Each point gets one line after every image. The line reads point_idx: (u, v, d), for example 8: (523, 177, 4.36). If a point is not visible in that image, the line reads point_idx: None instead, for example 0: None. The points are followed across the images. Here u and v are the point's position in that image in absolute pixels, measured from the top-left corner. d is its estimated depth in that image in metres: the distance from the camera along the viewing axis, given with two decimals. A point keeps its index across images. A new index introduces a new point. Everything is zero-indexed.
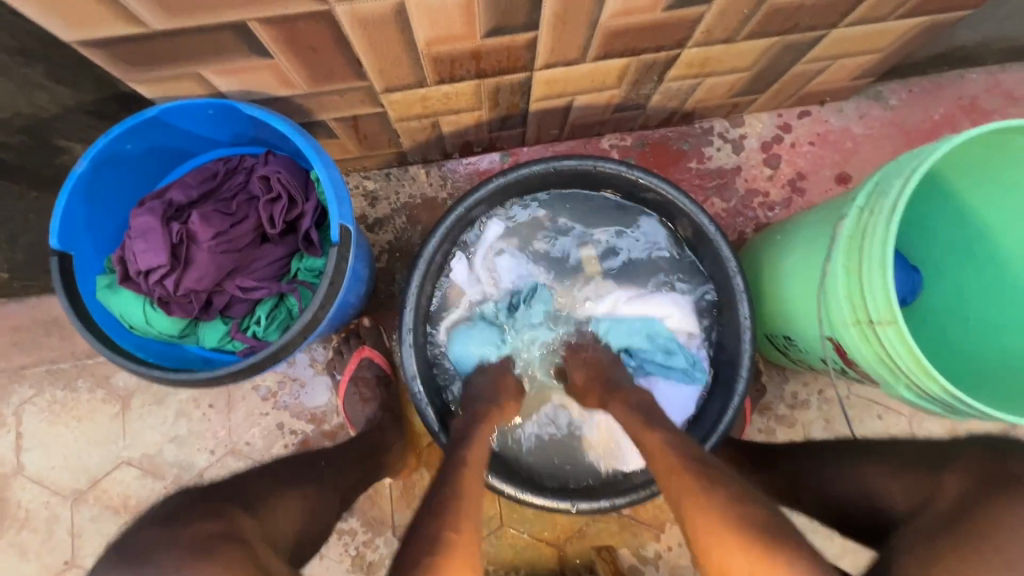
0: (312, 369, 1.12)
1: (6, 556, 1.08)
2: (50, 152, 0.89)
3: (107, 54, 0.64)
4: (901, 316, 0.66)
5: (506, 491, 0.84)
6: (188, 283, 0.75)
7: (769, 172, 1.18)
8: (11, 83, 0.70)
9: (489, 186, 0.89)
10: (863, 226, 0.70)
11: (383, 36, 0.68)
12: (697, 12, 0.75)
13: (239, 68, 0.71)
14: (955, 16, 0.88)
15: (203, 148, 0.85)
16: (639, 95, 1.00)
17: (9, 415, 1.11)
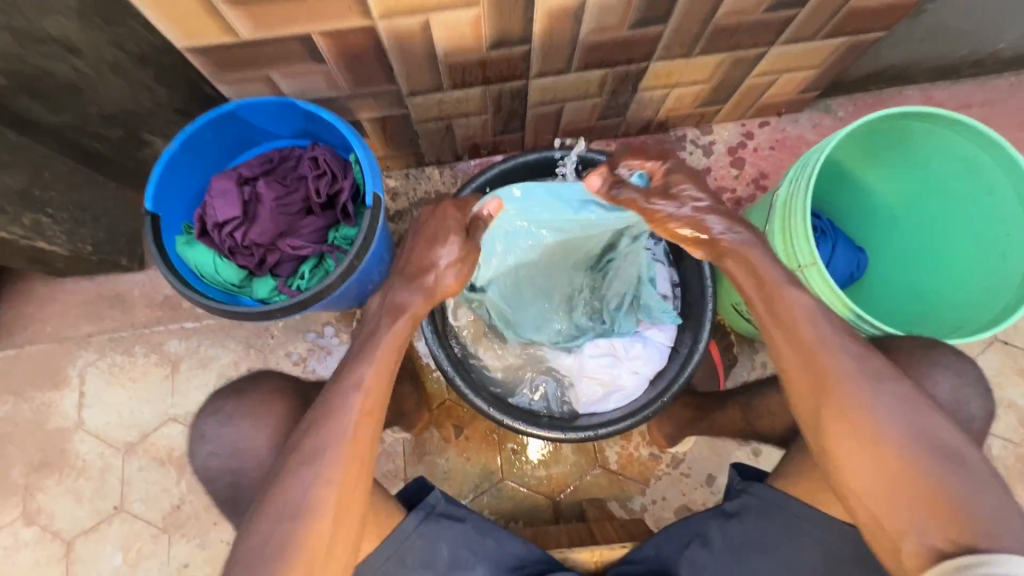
0: (338, 339, 1.28)
1: (63, 501, 1.22)
2: (136, 145, 1.10)
3: (204, 58, 0.84)
4: (820, 260, 0.83)
5: (504, 420, 0.98)
6: (252, 235, 0.96)
7: (735, 173, 1.36)
8: (125, 82, 0.92)
9: (491, 173, 1.07)
10: (790, 193, 0.88)
11: (411, 47, 0.88)
12: (655, 30, 0.95)
13: (300, 73, 0.91)
14: (871, 37, 1.08)
15: (264, 140, 1.05)
16: (619, 104, 1.20)
17: (74, 376, 1.27)
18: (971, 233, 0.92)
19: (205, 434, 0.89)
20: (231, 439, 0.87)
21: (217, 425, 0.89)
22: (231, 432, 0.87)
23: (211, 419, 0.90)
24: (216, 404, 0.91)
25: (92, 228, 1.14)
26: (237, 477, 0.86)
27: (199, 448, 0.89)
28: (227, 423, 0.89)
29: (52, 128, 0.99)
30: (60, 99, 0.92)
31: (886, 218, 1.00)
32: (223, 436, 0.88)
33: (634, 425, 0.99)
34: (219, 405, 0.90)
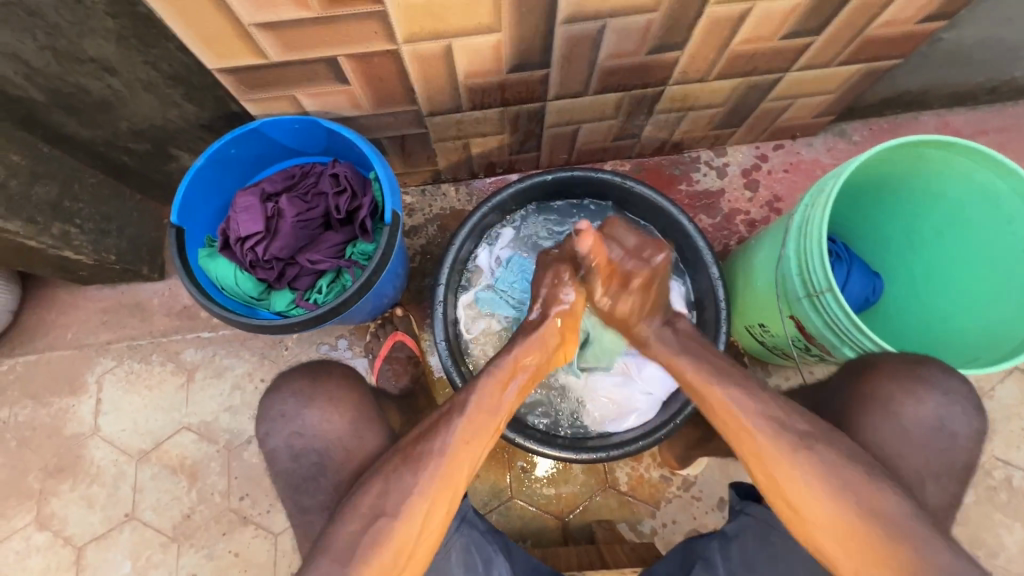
0: (351, 352, 1.30)
1: (76, 507, 1.23)
2: (162, 160, 1.13)
3: (233, 78, 0.87)
4: (836, 285, 0.82)
5: (515, 439, 0.98)
6: (273, 250, 0.99)
7: (749, 195, 1.37)
8: (156, 100, 0.95)
9: (508, 192, 1.08)
10: (805, 218, 0.88)
11: (433, 70, 0.91)
12: (672, 56, 0.97)
13: (324, 93, 0.94)
14: (887, 64, 1.09)
15: (287, 156, 1.08)
16: (634, 126, 1.21)
17: (92, 383, 1.29)
18: (993, 260, 0.90)
19: (287, 413, 0.88)
20: (313, 423, 0.87)
21: (298, 406, 0.88)
22: (314, 415, 0.87)
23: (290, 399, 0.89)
24: (291, 387, 0.90)
25: (116, 238, 1.16)
26: (321, 456, 0.86)
27: (278, 428, 0.88)
28: (309, 405, 0.88)
29: (84, 142, 1.01)
30: (93, 115, 0.96)
31: (905, 245, 1.00)
32: (306, 417, 0.87)
33: (647, 447, 0.98)
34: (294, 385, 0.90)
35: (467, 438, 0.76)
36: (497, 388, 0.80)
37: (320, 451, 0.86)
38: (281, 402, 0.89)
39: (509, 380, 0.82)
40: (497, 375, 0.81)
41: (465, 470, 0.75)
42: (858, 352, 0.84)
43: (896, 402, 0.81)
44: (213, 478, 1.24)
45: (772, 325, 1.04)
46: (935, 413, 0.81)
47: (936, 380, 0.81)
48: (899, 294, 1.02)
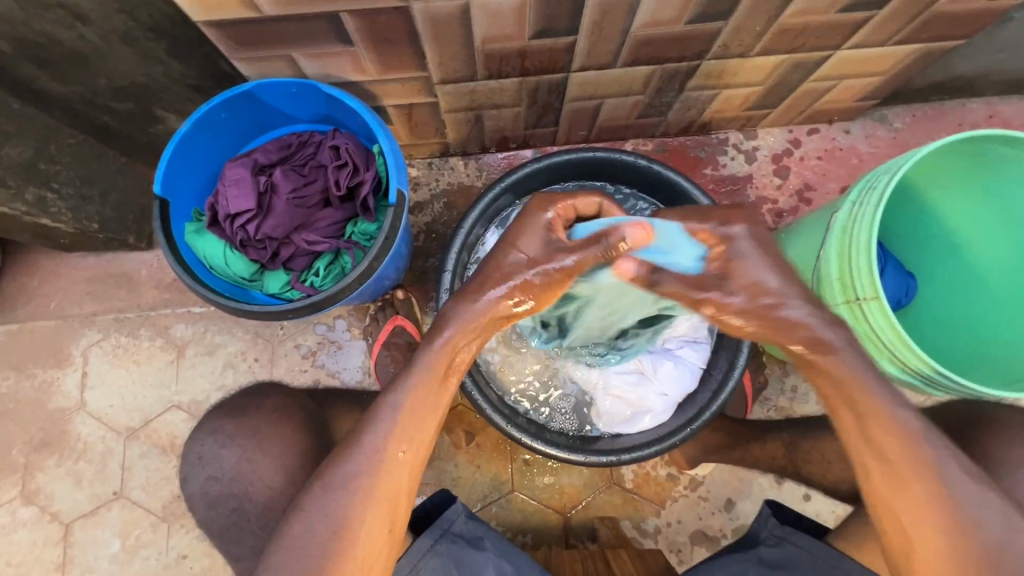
0: (349, 333, 1.23)
1: (62, 483, 1.19)
2: (148, 121, 1.04)
3: (222, 33, 0.77)
4: (883, 293, 0.75)
5: (522, 439, 0.92)
6: (266, 229, 0.91)
7: (778, 182, 1.28)
8: (136, 54, 0.85)
9: (522, 172, 1.00)
10: (851, 216, 0.80)
11: (448, 33, 0.81)
12: (714, 27, 0.87)
13: (324, 53, 0.84)
14: (947, 45, 0.99)
15: (282, 123, 0.99)
16: (661, 103, 1.11)
17: (77, 355, 1.23)
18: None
19: (204, 456, 0.95)
20: (232, 461, 0.93)
21: (216, 446, 0.95)
22: (233, 452, 0.94)
23: (208, 441, 0.96)
24: (212, 425, 0.97)
25: (98, 205, 1.08)
26: (240, 501, 0.92)
27: (196, 471, 0.95)
28: (227, 443, 0.95)
29: (58, 99, 0.92)
30: (66, 69, 0.86)
31: (946, 250, 0.93)
32: (223, 458, 0.94)
33: (660, 454, 0.93)
34: (217, 426, 0.96)
35: (399, 450, 0.69)
36: (435, 383, 0.71)
37: (237, 496, 0.92)
38: (199, 444, 0.97)
39: (446, 376, 0.72)
40: (431, 372, 0.70)
41: (405, 480, 0.70)
42: (899, 365, 0.78)
43: None
44: None
45: None
46: None
47: None
48: (937, 303, 0.94)
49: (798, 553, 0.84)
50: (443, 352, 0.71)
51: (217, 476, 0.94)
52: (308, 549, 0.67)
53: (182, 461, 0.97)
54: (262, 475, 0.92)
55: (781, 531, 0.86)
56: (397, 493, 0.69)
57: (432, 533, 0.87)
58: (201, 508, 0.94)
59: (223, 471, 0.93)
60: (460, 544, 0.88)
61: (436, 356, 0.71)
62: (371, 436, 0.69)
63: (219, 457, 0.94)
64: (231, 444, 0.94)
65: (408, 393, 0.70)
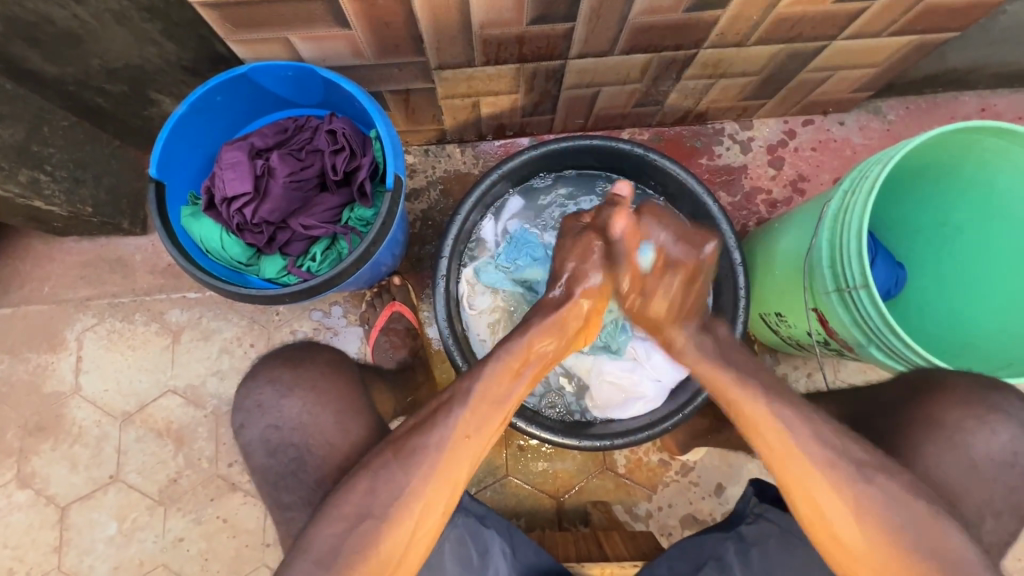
0: (345, 320, 1.24)
1: (58, 466, 1.19)
2: (142, 103, 1.03)
3: (218, 15, 0.77)
4: (873, 281, 0.76)
5: (518, 424, 0.93)
6: (263, 213, 0.91)
7: (772, 173, 1.29)
8: (130, 34, 0.84)
9: (519, 159, 1.00)
10: (844, 205, 0.81)
11: (446, 17, 0.81)
12: (712, 15, 0.87)
13: (321, 37, 0.84)
14: (941, 37, 0.99)
15: (278, 107, 0.98)
16: (658, 91, 1.12)
17: (71, 340, 1.23)
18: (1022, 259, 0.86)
19: (265, 403, 0.85)
20: (294, 413, 0.84)
21: (275, 396, 0.85)
22: (294, 405, 0.84)
23: (266, 389, 0.86)
24: (271, 374, 0.87)
25: (91, 188, 1.07)
26: (301, 451, 0.83)
27: (254, 420, 0.85)
28: (287, 394, 0.85)
29: (51, 79, 0.91)
30: (58, 49, 0.85)
31: (935, 239, 0.94)
32: (284, 408, 0.84)
33: (652, 438, 0.94)
34: (277, 374, 0.86)
35: (467, 433, 0.72)
36: (508, 375, 0.76)
37: (298, 446, 0.83)
38: (257, 392, 0.86)
39: (521, 367, 0.77)
40: (509, 362, 0.76)
41: (466, 464, 0.71)
42: (886, 352, 0.80)
43: (973, 435, 0.78)
44: (200, 444, 1.20)
45: (793, 316, 0.98)
46: (974, 428, 0.77)
47: (1009, 411, 0.78)
48: (922, 290, 0.96)
49: (774, 531, 0.85)
50: (517, 354, 0.77)
51: (279, 425, 0.84)
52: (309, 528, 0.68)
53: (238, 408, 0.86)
54: (320, 430, 0.83)
55: (759, 509, 0.87)
56: (459, 477, 0.71)
57: None
58: (260, 454, 0.84)
59: (285, 420, 0.84)
60: (473, 520, 0.88)
61: (516, 353, 0.78)
62: (443, 427, 0.72)
63: (279, 409, 0.84)
64: (293, 393, 0.85)
65: (489, 376, 0.75)
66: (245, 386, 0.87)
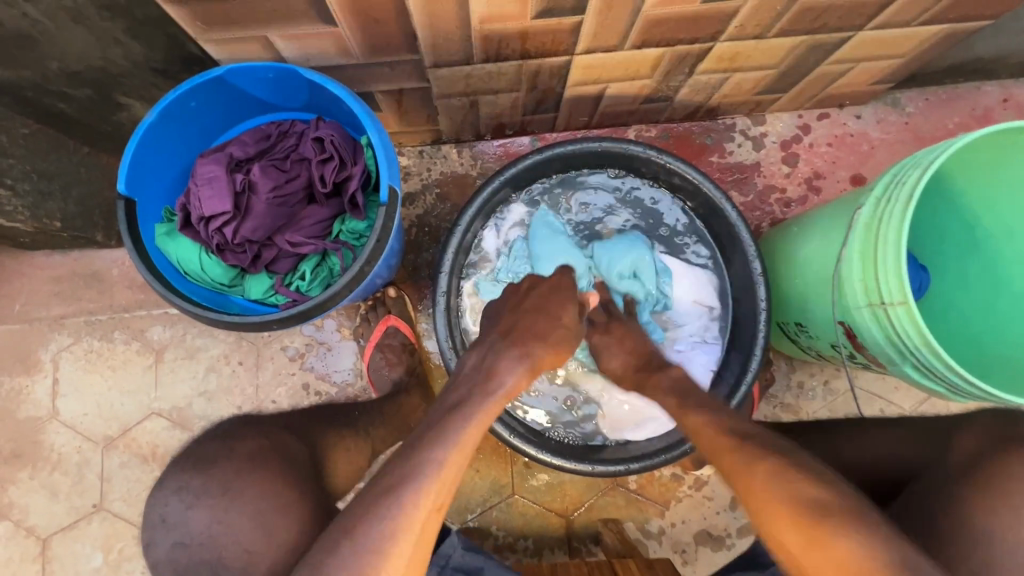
0: (338, 334, 1.17)
1: (37, 496, 1.13)
2: (110, 108, 0.94)
3: (186, 12, 0.68)
4: (912, 298, 0.70)
5: (527, 451, 0.87)
6: (245, 231, 0.83)
7: (787, 170, 1.22)
8: (90, 33, 0.76)
9: (524, 164, 0.93)
10: (878, 213, 0.75)
11: (442, 12, 0.73)
12: (732, 6, 0.79)
13: (304, 35, 0.76)
14: (972, 26, 0.93)
15: (259, 111, 0.91)
16: (669, 87, 1.04)
17: (47, 361, 1.15)
18: None
19: (167, 520, 0.78)
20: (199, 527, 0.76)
21: (181, 508, 0.78)
22: (201, 515, 0.77)
23: (171, 501, 0.79)
24: (181, 483, 0.81)
25: (59, 200, 0.99)
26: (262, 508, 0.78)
27: (160, 537, 0.78)
28: (194, 504, 0.78)
29: (4, 84, 0.82)
30: (9, 52, 0.76)
31: (964, 245, 0.88)
32: (190, 521, 0.77)
33: (670, 462, 0.87)
34: (183, 484, 0.80)
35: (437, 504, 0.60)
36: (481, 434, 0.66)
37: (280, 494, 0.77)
38: (163, 504, 0.80)
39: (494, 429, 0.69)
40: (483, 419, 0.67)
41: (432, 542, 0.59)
42: (923, 371, 0.75)
43: None
44: None
45: (816, 327, 0.93)
46: None
47: None
48: (953, 300, 0.90)
49: None
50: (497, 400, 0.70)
51: (183, 542, 0.76)
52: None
53: (144, 525, 0.80)
54: None
55: None
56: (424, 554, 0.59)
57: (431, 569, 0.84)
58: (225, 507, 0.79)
59: (189, 537, 0.76)
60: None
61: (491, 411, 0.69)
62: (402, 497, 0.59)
63: (185, 522, 0.77)
64: (198, 504, 0.78)
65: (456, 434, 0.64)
66: (151, 497, 0.81)
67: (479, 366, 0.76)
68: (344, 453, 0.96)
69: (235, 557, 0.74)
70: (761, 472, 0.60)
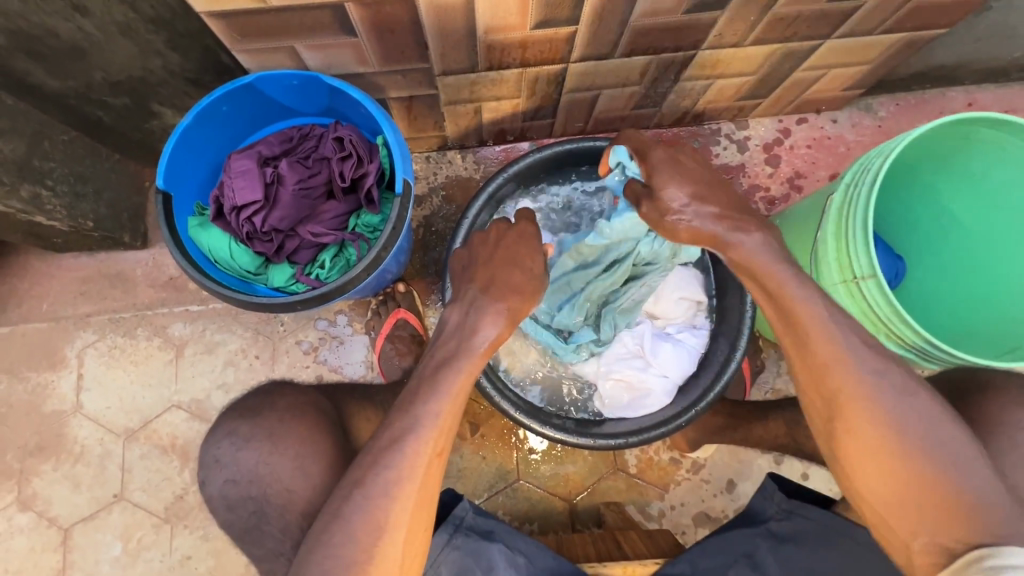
0: (351, 328, 1.23)
1: (60, 487, 1.17)
2: (143, 116, 1.03)
3: (225, 25, 0.77)
4: (880, 271, 0.77)
5: (532, 426, 0.94)
6: (272, 222, 0.91)
7: (770, 171, 1.31)
8: (135, 46, 0.85)
9: (525, 162, 1.01)
10: (849, 197, 0.82)
11: (452, 23, 0.81)
12: (711, 17, 0.89)
13: (326, 45, 0.84)
14: (929, 34, 1.02)
15: (283, 116, 0.99)
16: (657, 93, 1.13)
17: (72, 357, 1.21)
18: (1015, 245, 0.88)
19: (221, 458, 0.90)
20: (251, 461, 0.88)
21: (233, 449, 0.89)
22: (250, 455, 0.88)
23: (223, 442, 0.90)
24: (229, 427, 0.92)
25: (92, 202, 1.06)
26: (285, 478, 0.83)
27: (213, 475, 0.90)
28: (244, 446, 0.89)
29: (52, 93, 0.90)
30: (60, 63, 0.84)
31: (934, 228, 0.96)
32: (240, 460, 0.88)
33: (667, 435, 0.96)
34: (233, 428, 0.91)
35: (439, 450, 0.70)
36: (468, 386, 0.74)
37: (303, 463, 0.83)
38: (215, 446, 0.91)
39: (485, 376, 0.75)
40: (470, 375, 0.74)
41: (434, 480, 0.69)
42: (895, 341, 0.81)
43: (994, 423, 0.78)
44: None
45: None
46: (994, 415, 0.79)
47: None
48: (930, 279, 0.97)
49: (808, 526, 0.86)
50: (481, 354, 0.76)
51: (235, 479, 0.88)
52: (352, 543, 0.65)
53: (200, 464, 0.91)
54: None
55: (789, 507, 0.89)
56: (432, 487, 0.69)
57: (446, 528, 0.88)
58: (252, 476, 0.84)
59: (240, 473, 0.88)
60: (474, 537, 0.89)
61: (478, 360, 0.76)
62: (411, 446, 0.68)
63: (236, 461, 0.88)
64: (248, 445, 0.89)
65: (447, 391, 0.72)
66: (207, 441, 0.93)
67: (462, 325, 0.78)
68: (365, 419, 0.99)
69: (278, 508, 0.85)
70: (884, 434, 0.65)
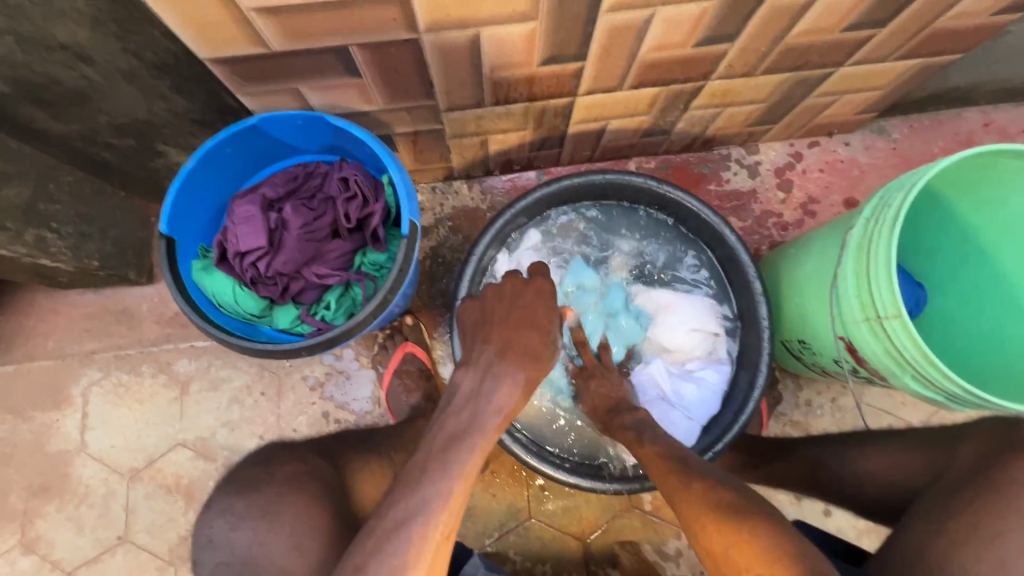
0: (357, 363, 1.21)
1: (63, 529, 1.15)
2: (147, 156, 1.02)
3: (229, 70, 0.76)
4: (906, 311, 0.74)
5: (542, 469, 0.92)
6: (277, 265, 0.89)
7: (782, 196, 1.28)
8: (139, 90, 0.84)
9: (533, 197, 0.99)
10: (869, 232, 0.79)
11: (457, 62, 0.80)
12: (721, 49, 0.87)
13: (331, 86, 0.83)
14: (945, 59, 1.00)
15: (288, 154, 0.98)
16: (665, 122, 1.12)
17: (77, 396, 1.20)
18: None
19: (213, 539, 0.84)
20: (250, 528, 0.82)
21: (226, 528, 0.84)
22: (244, 536, 0.82)
23: (218, 520, 0.85)
24: (223, 504, 0.87)
25: (98, 242, 1.05)
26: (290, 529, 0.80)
27: (206, 557, 0.83)
28: (238, 526, 0.84)
29: (56, 137, 0.89)
30: (64, 109, 0.84)
31: (956, 257, 0.93)
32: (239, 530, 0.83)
33: None
34: (228, 505, 0.86)
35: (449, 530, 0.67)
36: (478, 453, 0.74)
37: None
38: (208, 525, 0.86)
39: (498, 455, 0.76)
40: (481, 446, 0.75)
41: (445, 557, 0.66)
42: (922, 382, 0.78)
43: None
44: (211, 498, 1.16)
45: (818, 342, 0.96)
46: None
47: None
48: (953, 310, 0.94)
49: None
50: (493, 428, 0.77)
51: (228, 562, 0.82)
52: None
53: (193, 543, 0.86)
54: None
55: None
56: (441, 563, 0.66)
57: None
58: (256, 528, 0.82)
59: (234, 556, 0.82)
60: None
61: (491, 435, 0.76)
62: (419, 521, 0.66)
63: (229, 542, 0.83)
64: (243, 525, 0.83)
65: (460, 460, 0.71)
66: (200, 521, 0.88)
67: (476, 390, 0.79)
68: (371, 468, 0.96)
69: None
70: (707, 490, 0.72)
